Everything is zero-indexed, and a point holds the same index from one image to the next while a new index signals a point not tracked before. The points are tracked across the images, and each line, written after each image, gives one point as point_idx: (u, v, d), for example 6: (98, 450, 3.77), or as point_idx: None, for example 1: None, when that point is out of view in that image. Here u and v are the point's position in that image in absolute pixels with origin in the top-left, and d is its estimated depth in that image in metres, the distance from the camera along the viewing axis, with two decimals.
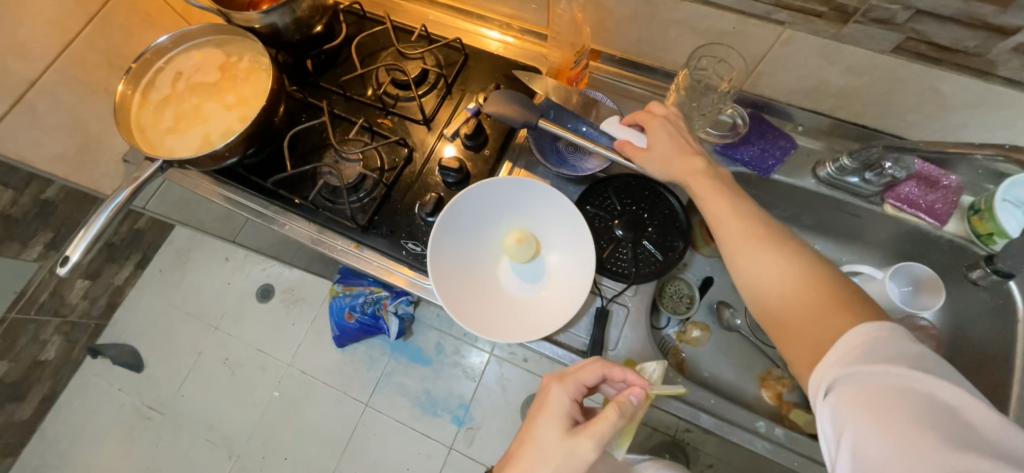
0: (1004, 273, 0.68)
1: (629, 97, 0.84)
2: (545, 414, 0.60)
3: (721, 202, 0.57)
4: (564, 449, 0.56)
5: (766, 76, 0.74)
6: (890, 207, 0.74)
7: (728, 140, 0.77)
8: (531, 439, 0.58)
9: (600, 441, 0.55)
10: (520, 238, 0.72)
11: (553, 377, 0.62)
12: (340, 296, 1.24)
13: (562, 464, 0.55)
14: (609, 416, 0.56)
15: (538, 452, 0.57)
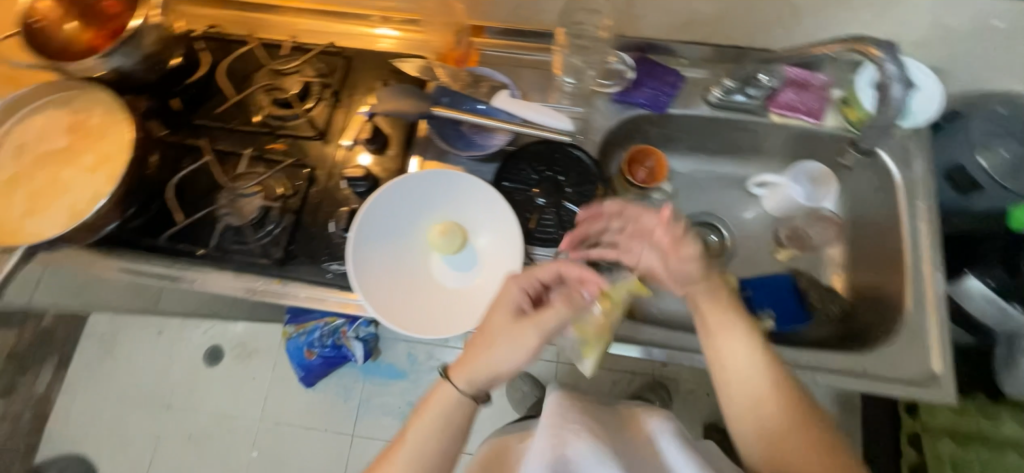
0: (863, 150, 0.79)
1: (520, 65, 0.83)
2: (499, 305, 0.61)
3: (717, 305, 0.60)
4: (511, 332, 0.59)
5: (640, 17, 0.77)
6: (776, 116, 0.80)
7: (620, 88, 0.81)
8: (484, 329, 0.61)
9: (546, 323, 0.59)
10: (443, 230, 0.72)
11: (512, 273, 0.64)
12: (295, 336, 1.17)
13: (509, 346, 0.59)
14: (561, 306, 0.59)
15: (487, 335, 0.60)
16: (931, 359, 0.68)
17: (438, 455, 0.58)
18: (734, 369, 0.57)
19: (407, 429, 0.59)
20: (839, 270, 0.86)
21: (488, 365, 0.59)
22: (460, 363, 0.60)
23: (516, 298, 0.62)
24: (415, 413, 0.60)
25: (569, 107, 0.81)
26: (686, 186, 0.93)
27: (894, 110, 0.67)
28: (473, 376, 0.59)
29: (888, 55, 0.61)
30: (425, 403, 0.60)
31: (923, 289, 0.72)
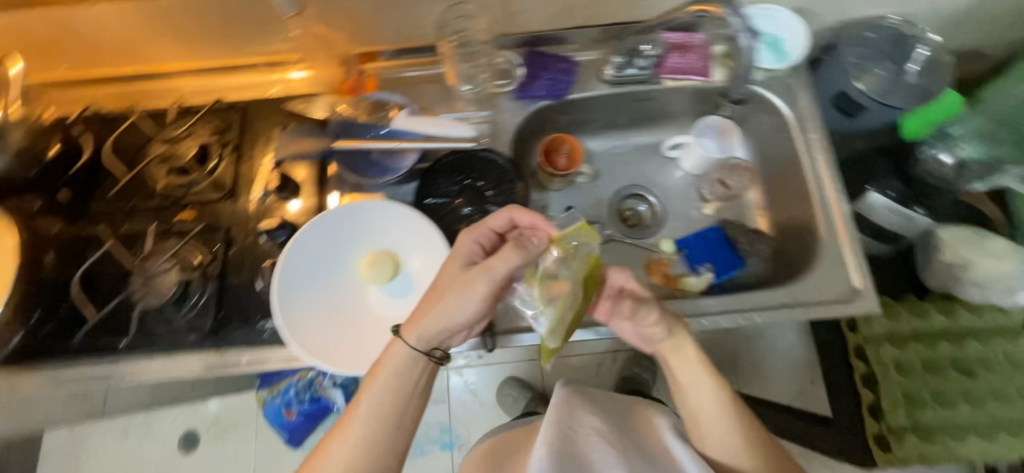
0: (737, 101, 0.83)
1: (417, 82, 0.83)
2: (452, 257, 0.64)
3: (686, 368, 0.63)
4: (457, 281, 0.61)
5: (520, 13, 0.78)
6: (669, 81, 0.83)
7: (517, 85, 0.82)
8: (437, 282, 0.63)
9: (492, 268, 0.59)
10: (371, 260, 0.71)
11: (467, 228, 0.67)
12: (270, 400, 1.11)
13: (455, 294, 0.60)
14: (506, 250, 0.59)
15: (437, 286, 0.62)
16: (851, 274, 0.73)
17: (393, 411, 0.61)
18: (700, 421, 0.63)
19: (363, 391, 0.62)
20: (759, 210, 0.91)
21: (434, 314, 0.60)
22: (411, 315, 0.62)
23: (467, 250, 0.64)
24: (367, 374, 0.62)
25: (474, 111, 0.83)
26: (608, 163, 0.96)
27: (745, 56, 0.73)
28: (420, 330, 0.60)
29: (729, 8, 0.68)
30: (378, 365, 0.62)
31: (830, 212, 0.77)
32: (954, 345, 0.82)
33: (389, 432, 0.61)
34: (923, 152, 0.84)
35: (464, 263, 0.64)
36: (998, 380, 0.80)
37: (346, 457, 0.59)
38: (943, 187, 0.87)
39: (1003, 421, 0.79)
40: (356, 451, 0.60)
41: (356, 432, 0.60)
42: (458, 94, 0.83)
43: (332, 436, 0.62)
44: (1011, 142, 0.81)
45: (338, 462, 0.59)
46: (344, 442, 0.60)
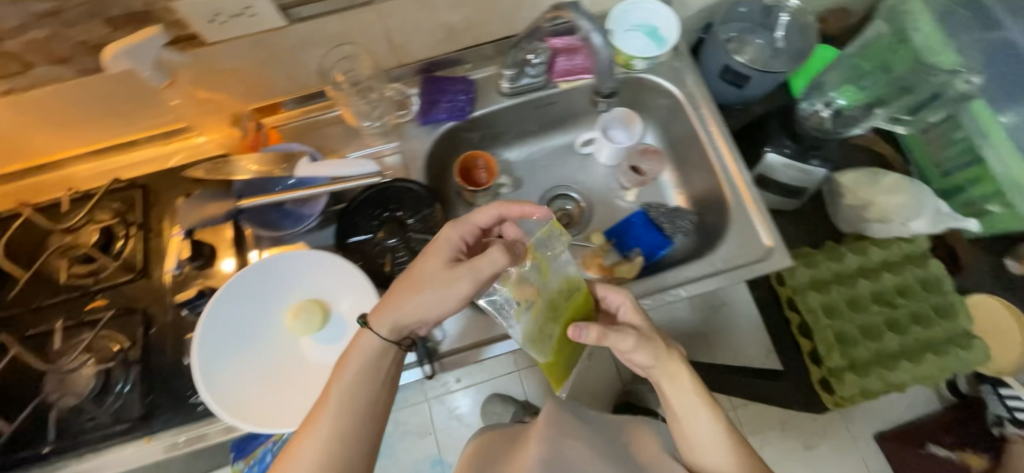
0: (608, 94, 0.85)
1: (320, 126, 0.84)
2: (435, 250, 0.60)
3: (678, 398, 0.62)
4: (437, 279, 0.58)
5: (404, 45, 0.80)
6: (563, 84, 0.87)
7: (420, 110, 0.84)
8: (415, 275, 0.60)
9: (475, 268, 0.57)
10: (295, 312, 0.70)
11: (450, 221, 0.62)
12: None
13: (434, 292, 0.58)
14: (498, 255, 0.56)
15: (414, 281, 0.60)
16: (760, 234, 0.77)
17: (364, 399, 0.60)
18: (694, 447, 0.62)
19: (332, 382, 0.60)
20: (676, 187, 0.95)
21: (410, 308, 0.59)
22: (384, 307, 0.60)
23: (449, 245, 0.61)
24: (335, 364, 0.60)
25: (382, 144, 0.84)
26: (529, 170, 0.98)
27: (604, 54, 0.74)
28: (393, 321, 0.60)
29: (580, 13, 0.68)
30: (345, 355, 0.61)
31: (732, 178, 0.81)
32: (871, 280, 0.85)
33: (360, 422, 0.59)
34: (799, 108, 0.82)
35: (447, 258, 0.60)
36: (919, 304, 0.84)
37: (315, 452, 0.57)
38: (826, 140, 0.83)
39: (930, 341, 0.82)
40: (327, 444, 0.57)
41: (325, 425, 0.58)
42: (362, 131, 0.84)
43: (299, 434, 0.59)
44: (880, 79, 0.80)
45: (307, 459, 0.57)
46: (312, 437, 0.57)
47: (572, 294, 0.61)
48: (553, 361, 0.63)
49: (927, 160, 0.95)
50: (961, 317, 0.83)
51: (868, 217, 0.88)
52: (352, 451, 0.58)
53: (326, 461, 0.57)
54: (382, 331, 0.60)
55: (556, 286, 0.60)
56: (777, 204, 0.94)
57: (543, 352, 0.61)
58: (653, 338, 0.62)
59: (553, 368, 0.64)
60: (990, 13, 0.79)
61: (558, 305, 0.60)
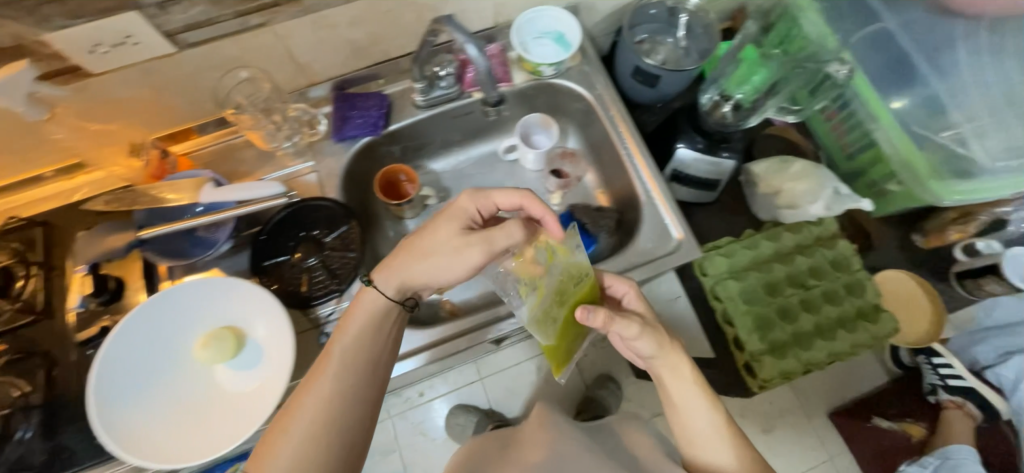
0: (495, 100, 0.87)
1: (231, 149, 0.83)
2: (450, 216, 0.63)
3: (677, 389, 0.66)
4: (453, 247, 0.61)
5: (311, 63, 0.80)
6: (477, 93, 0.88)
7: (333, 127, 0.84)
8: (426, 237, 0.62)
9: (491, 237, 0.60)
10: (205, 340, 0.68)
11: (469, 191, 0.64)
12: None
13: (447, 260, 0.61)
14: (516, 230, 0.59)
15: (427, 246, 0.62)
16: (671, 228, 0.79)
17: (367, 355, 0.60)
18: (689, 430, 0.66)
19: (334, 339, 0.61)
20: (598, 187, 0.97)
21: (420, 270, 0.62)
22: (396, 266, 0.62)
23: (466, 213, 0.64)
24: (337, 323, 0.61)
25: (299, 163, 0.84)
26: (456, 179, 0.99)
27: (483, 63, 0.75)
28: (401, 283, 0.63)
29: (455, 27, 0.70)
30: (348, 315, 0.63)
31: (642, 176, 0.83)
32: (785, 264, 0.89)
33: (361, 379, 0.59)
34: (702, 103, 0.86)
35: (462, 226, 0.63)
36: (831, 283, 0.88)
37: (317, 407, 0.56)
38: (733, 131, 0.84)
39: (843, 318, 0.86)
40: (328, 399, 0.56)
41: (327, 378, 0.57)
42: (276, 151, 0.83)
43: (299, 391, 0.58)
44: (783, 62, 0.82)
45: (307, 414, 0.55)
46: (312, 392, 0.57)
47: (583, 282, 0.62)
48: (556, 345, 0.63)
49: (835, 145, 1.00)
50: (868, 293, 0.87)
51: (780, 204, 0.92)
52: (353, 407, 0.57)
53: (326, 416, 0.56)
54: (391, 291, 0.62)
55: (567, 271, 0.60)
56: (696, 198, 0.97)
57: (547, 336, 0.61)
58: (655, 328, 0.66)
59: (554, 352, 0.63)
60: (868, 6, 0.84)
61: (569, 290, 0.60)
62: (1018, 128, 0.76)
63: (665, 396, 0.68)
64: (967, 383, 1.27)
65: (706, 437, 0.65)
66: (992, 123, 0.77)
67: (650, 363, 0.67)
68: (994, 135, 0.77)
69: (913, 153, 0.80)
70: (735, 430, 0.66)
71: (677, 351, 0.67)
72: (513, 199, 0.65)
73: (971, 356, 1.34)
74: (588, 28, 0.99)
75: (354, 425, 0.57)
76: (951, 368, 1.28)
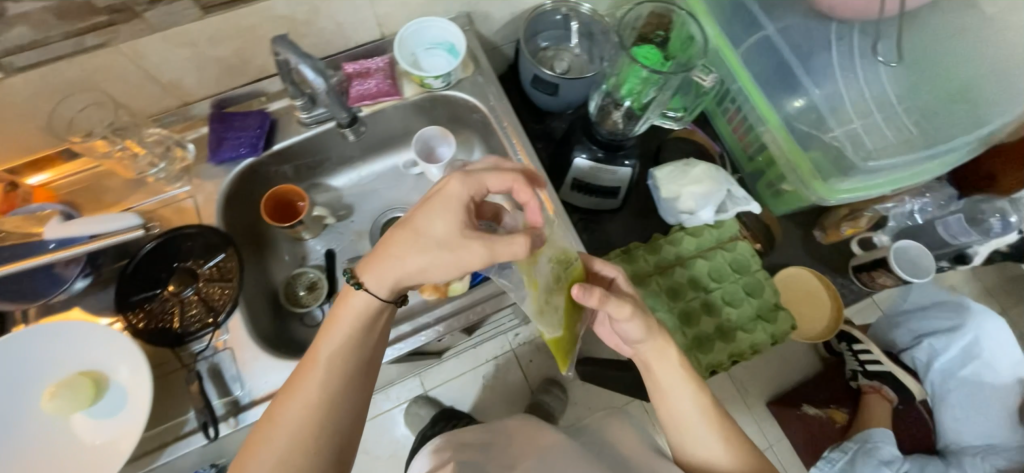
0: (348, 123, 0.80)
1: (99, 177, 0.78)
2: (441, 206, 0.54)
3: (663, 379, 0.65)
4: (451, 248, 0.53)
5: (178, 83, 0.76)
6: (366, 108, 0.85)
7: (209, 149, 0.79)
8: (415, 229, 0.54)
9: (495, 242, 0.52)
10: (53, 391, 0.63)
11: (463, 175, 0.54)
12: None
13: (442, 262, 0.53)
14: (520, 243, 0.51)
15: (418, 243, 0.54)
16: None
17: (356, 357, 0.58)
18: (681, 422, 0.65)
19: (318, 344, 0.57)
20: None
21: (414, 269, 0.54)
22: (388, 263, 0.55)
23: (460, 204, 0.54)
24: (322, 326, 0.58)
25: (175, 189, 0.79)
26: (359, 195, 0.95)
27: (320, 87, 0.71)
28: (392, 282, 0.56)
29: (285, 44, 0.65)
30: (334, 317, 0.58)
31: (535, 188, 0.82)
32: (685, 267, 0.90)
33: (349, 384, 0.57)
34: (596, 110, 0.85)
35: (456, 219, 0.54)
36: (731, 285, 0.89)
37: (301, 414, 0.54)
38: (626, 139, 0.84)
39: (743, 319, 0.87)
40: (314, 406, 0.55)
41: (311, 386, 0.55)
42: (146, 177, 0.78)
43: (282, 400, 0.56)
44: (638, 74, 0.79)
45: (292, 422, 0.54)
46: (295, 401, 0.55)
47: (571, 266, 0.62)
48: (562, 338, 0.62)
49: (737, 146, 1.01)
50: (766, 293, 0.89)
51: (680, 209, 0.92)
52: (340, 413, 0.56)
53: (311, 425, 0.54)
54: (381, 291, 0.56)
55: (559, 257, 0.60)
56: (602, 205, 0.97)
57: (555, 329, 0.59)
58: (645, 312, 0.63)
59: (560, 343, 0.61)
60: (749, 12, 0.86)
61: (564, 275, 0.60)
62: (886, 127, 0.80)
63: (652, 386, 0.66)
64: (885, 368, 1.30)
65: (697, 429, 0.64)
66: (864, 126, 0.80)
67: (637, 353, 0.65)
68: (869, 136, 0.80)
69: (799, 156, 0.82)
70: (725, 422, 0.65)
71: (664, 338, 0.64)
72: (509, 186, 0.56)
73: (890, 339, 1.35)
74: (488, 36, 0.97)
75: (341, 430, 0.56)
76: (871, 354, 1.31)
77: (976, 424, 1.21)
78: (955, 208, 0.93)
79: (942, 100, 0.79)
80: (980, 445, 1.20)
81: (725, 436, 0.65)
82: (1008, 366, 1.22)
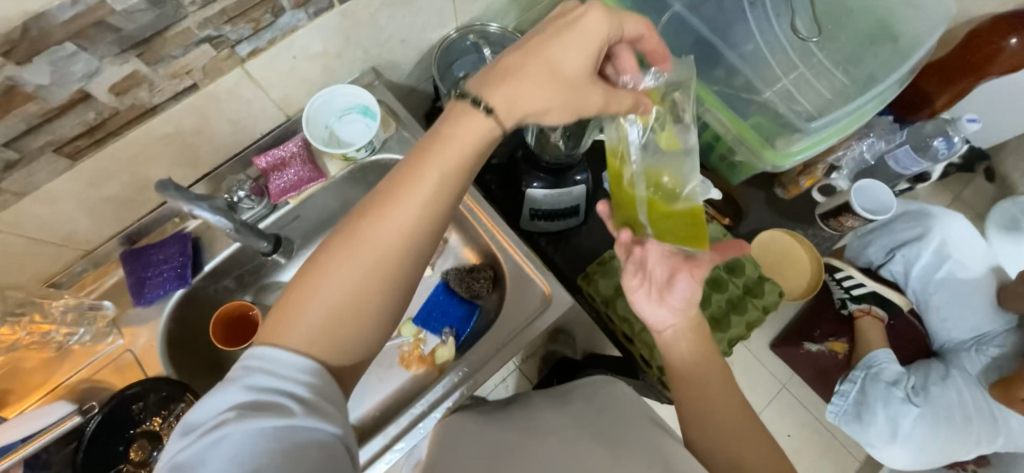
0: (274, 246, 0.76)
1: (15, 359, 0.68)
2: (581, 35, 0.52)
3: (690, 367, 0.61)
4: (579, 87, 0.53)
5: (73, 235, 0.67)
6: (293, 198, 0.78)
7: (130, 294, 0.71)
8: (548, 51, 0.51)
9: (614, 92, 0.56)
10: None
11: (603, 9, 0.52)
12: None
13: (563, 97, 0.52)
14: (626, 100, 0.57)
15: (546, 72, 0.51)
16: (535, 282, 0.79)
17: (454, 191, 0.51)
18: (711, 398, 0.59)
19: (422, 163, 0.50)
20: (460, 244, 0.91)
21: (536, 109, 0.52)
22: (511, 92, 0.51)
23: (598, 43, 0.52)
24: (432, 144, 0.50)
25: (109, 345, 0.71)
26: None
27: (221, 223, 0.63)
28: (514, 106, 0.52)
29: (184, 197, 0.58)
30: (445, 133, 0.51)
31: (495, 234, 0.83)
32: None
33: (437, 222, 0.51)
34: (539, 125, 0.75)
35: (593, 54, 0.53)
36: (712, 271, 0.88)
37: (390, 237, 0.48)
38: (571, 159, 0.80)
39: (732, 302, 0.87)
40: (405, 230, 0.48)
41: (405, 212, 0.48)
42: (69, 346, 0.70)
43: (362, 225, 0.48)
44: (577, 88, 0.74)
45: (376, 243, 0.48)
46: (388, 223, 0.48)
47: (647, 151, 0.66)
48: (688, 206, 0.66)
49: None
50: (747, 268, 0.88)
51: None
52: (421, 253, 0.50)
53: (400, 249, 0.49)
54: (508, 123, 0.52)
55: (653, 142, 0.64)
56: (562, 226, 0.94)
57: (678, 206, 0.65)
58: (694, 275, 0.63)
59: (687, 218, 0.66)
60: None
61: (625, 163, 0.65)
62: (815, 82, 0.81)
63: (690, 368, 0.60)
64: (869, 289, 1.33)
65: (728, 407, 0.58)
66: (792, 82, 0.82)
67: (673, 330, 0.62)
68: (801, 94, 0.81)
69: (742, 127, 0.79)
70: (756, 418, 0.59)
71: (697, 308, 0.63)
72: (639, 34, 0.56)
73: (866, 259, 1.39)
74: (402, 81, 0.92)
75: (416, 268, 0.50)
76: (854, 279, 1.34)
77: (961, 321, 1.27)
78: (901, 140, 0.92)
79: (861, 45, 0.80)
80: (969, 339, 1.26)
81: (754, 431, 0.57)
82: (976, 262, 1.27)
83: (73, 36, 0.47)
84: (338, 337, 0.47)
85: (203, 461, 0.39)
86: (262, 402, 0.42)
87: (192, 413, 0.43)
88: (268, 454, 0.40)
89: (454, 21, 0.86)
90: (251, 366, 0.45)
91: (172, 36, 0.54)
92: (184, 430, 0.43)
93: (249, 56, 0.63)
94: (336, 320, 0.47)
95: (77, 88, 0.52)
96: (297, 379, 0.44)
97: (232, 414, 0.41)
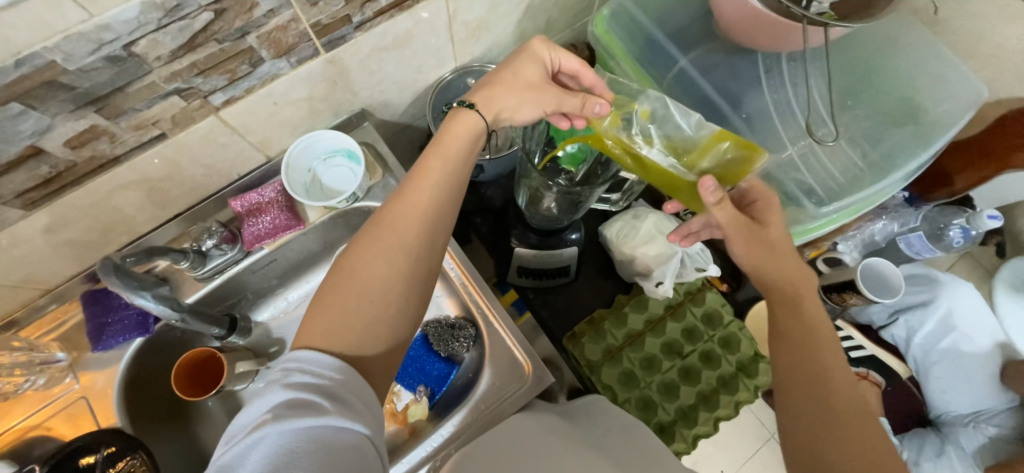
0: (234, 328, 0.75)
1: None
2: (524, 56, 0.61)
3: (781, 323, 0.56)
4: (540, 87, 0.60)
5: (31, 277, 0.64)
6: (268, 244, 0.74)
7: (87, 339, 0.67)
8: (501, 70, 0.60)
9: (567, 92, 0.60)
10: None
11: (541, 39, 0.62)
12: None
13: (535, 100, 0.59)
14: (572, 102, 0.59)
15: (514, 82, 0.59)
16: (515, 353, 0.75)
17: (458, 179, 0.56)
18: (803, 371, 0.53)
19: (428, 157, 0.56)
20: (445, 295, 0.86)
21: (508, 105, 0.59)
22: (487, 91, 0.59)
23: (545, 59, 0.61)
24: (435, 140, 0.57)
25: (63, 390, 0.68)
26: (284, 330, 0.83)
27: (172, 312, 0.62)
28: (496, 109, 0.59)
29: (124, 281, 0.57)
30: (450, 129, 0.57)
31: (479, 292, 0.80)
32: (656, 334, 0.88)
33: (444, 207, 0.55)
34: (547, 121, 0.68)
35: (535, 68, 0.61)
36: (705, 345, 0.87)
37: (410, 213, 0.53)
38: (562, 219, 0.81)
39: (723, 379, 0.86)
40: (422, 207, 0.53)
41: (420, 193, 0.54)
42: (20, 391, 0.66)
43: (373, 224, 0.53)
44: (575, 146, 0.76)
45: (399, 223, 0.52)
46: (403, 205, 0.53)
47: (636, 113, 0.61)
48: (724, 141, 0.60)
49: None
50: (743, 346, 0.87)
51: (635, 270, 0.88)
52: (433, 231, 0.54)
53: (418, 224, 0.53)
54: (488, 118, 0.59)
55: (634, 126, 0.61)
56: (550, 285, 0.92)
57: (700, 137, 0.60)
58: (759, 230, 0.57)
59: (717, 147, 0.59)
60: (666, 55, 0.79)
61: (633, 148, 0.61)
62: (826, 159, 0.74)
63: (786, 329, 0.55)
64: (866, 352, 1.26)
65: (828, 386, 0.51)
66: (799, 152, 0.74)
67: (772, 283, 0.57)
68: (809, 168, 0.73)
69: None
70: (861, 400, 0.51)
71: (789, 278, 0.57)
72: (574, 64, 0.62)
73: (868, 318, 1.32)
74: (395, 119, 0.87)
75: (438, 242, 0.54)
76: (852, 340, 1.27)
77: (961, 394, 1.21)
78: (916, 225, 0.95)
79: (885, 124, 0.73)
80: (968, 414, 1.21)
81: (854, 420, 0.50)
82: (980, 333, 1.23)
83: (20, 97, 0.44)
84: (359, 325, 0.48)
85: (243, 466, 0.38)
86: (295, 403, 0.41)
87: (235, 421, 0.42)
88: (311, 444, 0.40)
89: (454, 62, 0.82)
90: (287, 369, 0.45)
91: (135, 90, 0.50)
92: (227, 438, 0.42)
93: (224, 105, 0.59)
94: (361, 305, 0.49)
95: (24, 143, 0.48)
96: (330, 378, 0.45)
97: (267, 416, 0.40)
